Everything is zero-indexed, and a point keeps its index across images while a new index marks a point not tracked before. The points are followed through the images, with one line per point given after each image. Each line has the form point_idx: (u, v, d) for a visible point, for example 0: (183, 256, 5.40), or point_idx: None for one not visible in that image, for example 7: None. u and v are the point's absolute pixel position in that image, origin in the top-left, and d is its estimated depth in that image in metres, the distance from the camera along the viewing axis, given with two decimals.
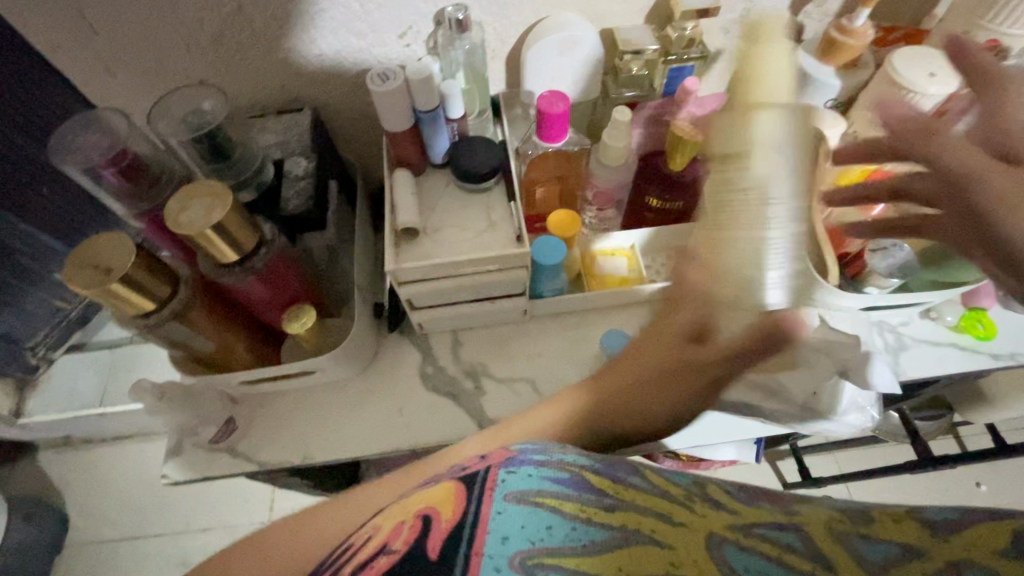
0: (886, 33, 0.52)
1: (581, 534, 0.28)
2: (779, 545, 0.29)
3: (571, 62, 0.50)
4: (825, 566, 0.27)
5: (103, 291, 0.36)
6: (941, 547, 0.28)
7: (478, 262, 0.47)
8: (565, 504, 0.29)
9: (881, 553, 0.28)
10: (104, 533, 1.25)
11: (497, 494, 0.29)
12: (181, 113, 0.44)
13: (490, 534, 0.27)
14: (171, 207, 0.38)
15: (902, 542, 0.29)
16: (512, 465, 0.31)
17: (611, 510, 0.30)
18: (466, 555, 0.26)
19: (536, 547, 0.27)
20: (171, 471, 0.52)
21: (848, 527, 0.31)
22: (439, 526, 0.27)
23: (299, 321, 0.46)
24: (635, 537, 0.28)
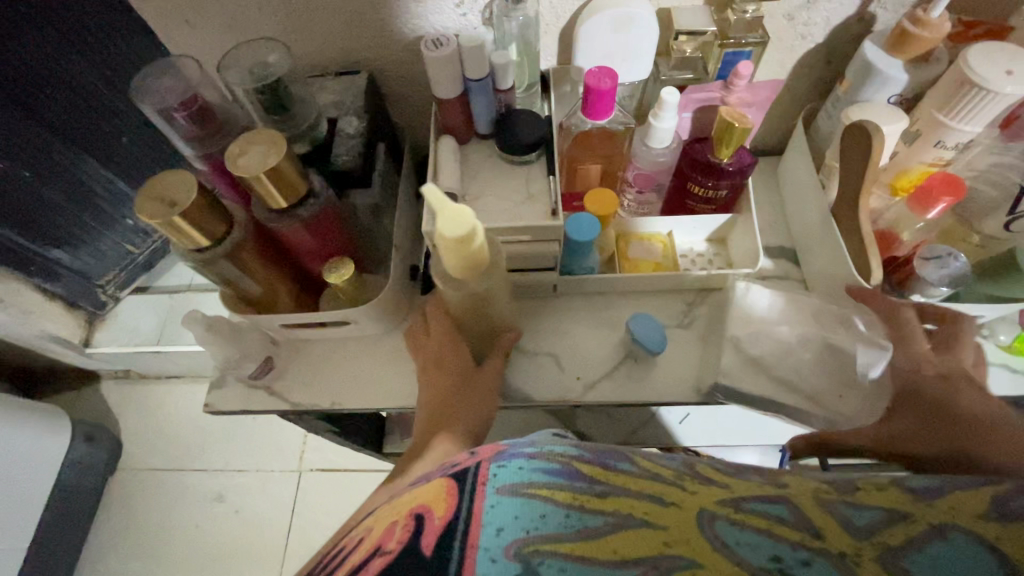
0: (965, 29, 0.49)
1: (575, 520, 0.28)
2: (770, 517, 0.29)
3: (625, 39, 0.49)
4: (813, 535, 0.28)
5: (167, 222, 0.39)
6: (924, 510, 0.30)
7: (511, 231, 0.49)
8: (557, 492, 0.29)
9: (867, 518, 0.29)
10: (152, 462, 1.36)
11: (489, 488, 0.30)
12: (248, 63, 0.47)
13: (483, 526, 0.28)
14: (232, 149, 0.41)
15: (887, 507, 0.30)
16: (502, 459, 0.32)
17: (603, 495, 0.30)
18: (462, 549, 0.27)
19: (531, 535, 0.27)
20: (215, 401, 0.57)
21: (834, 496, 0.31)
22: (432, 522, 0.29)
23: (336, 273, 0.48)
24: (628, 522, 0.28)
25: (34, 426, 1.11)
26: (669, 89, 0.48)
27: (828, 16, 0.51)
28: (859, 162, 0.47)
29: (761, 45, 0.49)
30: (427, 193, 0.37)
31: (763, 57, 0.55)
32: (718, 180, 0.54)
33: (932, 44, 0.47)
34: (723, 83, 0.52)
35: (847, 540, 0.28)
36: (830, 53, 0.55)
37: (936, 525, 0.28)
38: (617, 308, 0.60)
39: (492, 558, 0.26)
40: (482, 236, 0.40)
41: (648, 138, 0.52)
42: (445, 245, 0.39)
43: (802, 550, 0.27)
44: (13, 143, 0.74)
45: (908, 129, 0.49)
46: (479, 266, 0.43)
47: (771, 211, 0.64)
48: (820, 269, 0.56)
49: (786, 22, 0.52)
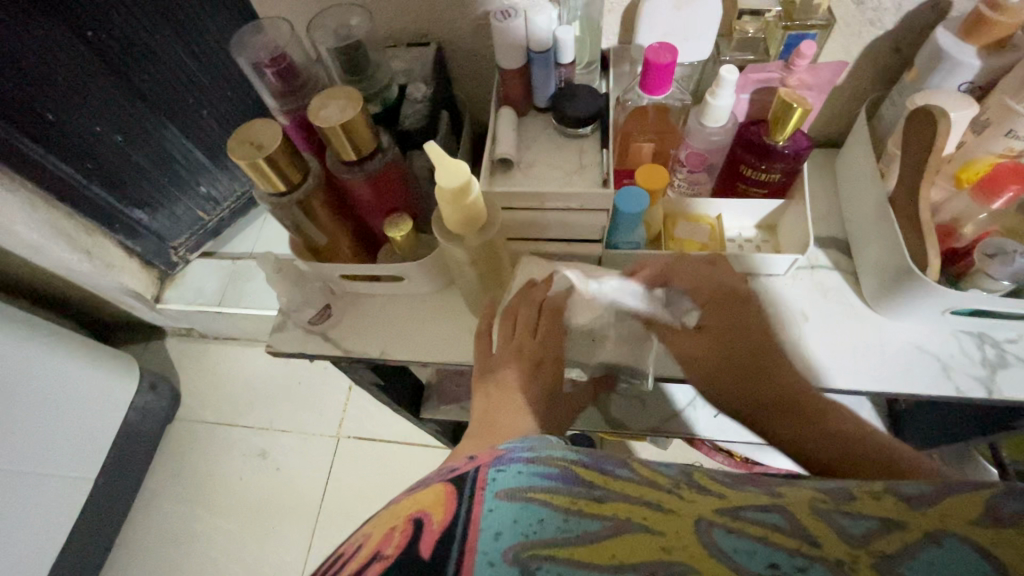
0: None
1: (574, 525, 0.28)
2: (765, 525, 0.29)
3: (686, 19, 0.50)
4: (811, 542, 0.27)
5: (253, 163, 0.44)
6: (919, 518, 0.28)
7: (564, 197, 0.50)
8: (557, 496, 0.30)
9: (862, 527, 0.28)
10: (206, 415, 1.46)
11: (488, 493, 0.30)
12: (332, 26, 0.50)
13: (481, 531, 0.28)
14: (314, 102, 0.45)
15: (881, 517, 0.29)
16: (501, 465, 0.33)
17: (602, 500, 0.30)
18: (459, 552, 0.27)
19: (529, 540, 0.27)
20: (276, 343, 0.62)
21: (830, 506, 0.31)
22: (430, 527, 0.29)
23: (397, 227, 0.52)
24: (627, 527, 0.28)
25: (107, 370, 1.22)
26: (728, 68, 0.48)
27: (901, 1, 0.50)
28: (921, 147, 0.47)
29: (826, 27, 0.49)
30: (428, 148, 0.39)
31: (828, 41, 0.55)
32: (771, 162, 0.54)
33: (1010, 31, 0.45)
34: (783, 63, 0.51)
35: (841, 547, 0.27)
36: (899, 40, 0.54)
37: (930, 532, 0.27)
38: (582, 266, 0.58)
39: (491, 562, 0.27)
40: (479, 190, 0.43)
41: (703, 116, 0.52)
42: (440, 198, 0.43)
43: (799, 556, 0.26)
44: (108, 107, 0.83)
45: (977, 119, 0.48)
46: (479, 220, 0.46)
47: (825, 203, 0.64)
48: (873, 260, 0.55)
49: (854, 8, 0.51)
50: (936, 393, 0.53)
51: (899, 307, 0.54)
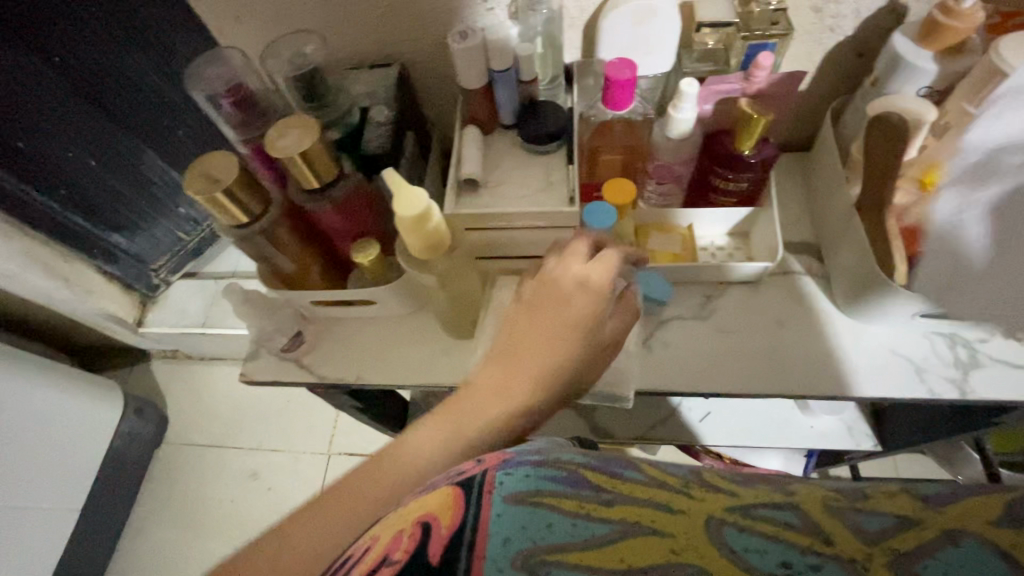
0: (1003, 20, 0.47)
1: (582, 529, 0.27)
2: (779, 523, 0.27)
3: (647, 34, 0.50)
4: (824, 540, 0.26)
5: (209, 198, 0.44)
6: (935, 515, 0.26)
7: (531, 216, 0.50)
8: (564, 501, 0.29)
9: (877, 524, 0.26)
10: (194, 438, 1.44)
11: (496, 496, 0.29)
12: (287, 54, 0.50)
13: (491, 536, 0.27)
14: (270, 132, 0.45)
15: (896, 514, 0.27)
16: (509, 467, 0.31)
17: (610, 502, 0.29)
18: (468, 556, 0.26)
19: (538, 545, 0.26)
20: (250, 371, 0.61)
21: (845, 503, 0.28)
22: (437, 531, 0.27)
23: (364, 252, 0.51)
24: (635, 530, 0.27)
25: (91, 397, 1.20)
26: (688, 81, 0.48)
27: (858, 7, 0.51)
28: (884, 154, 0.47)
29: (785, 36, 0.49)
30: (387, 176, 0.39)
31: (789, 48, 0.55)
32: (737, 172, 0.54)
33: (965, 35, 0.45)
34: (744, 74, 0.51)
35: (855, 544, 0.25)
36: (860, 43, 0.54)
37: (947, 530, 0.25)
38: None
39: (500, 570, 0.25)
40: (439, 215, 0.43)
41: (669, 129, 0.52)
42: (400, 227, 0.42)
43: (812, 554, 0.25)
44: (79, 131, 0.82)
45: (937, 122, 0.48)
46: (443, 245, 0.45)
47: (797, 206, 0.64)
48: (843, 265, 0.55)
49: (812, 15, 0.52)
50: (909, 397, 0.53)
51: (878, 313, 0.54)
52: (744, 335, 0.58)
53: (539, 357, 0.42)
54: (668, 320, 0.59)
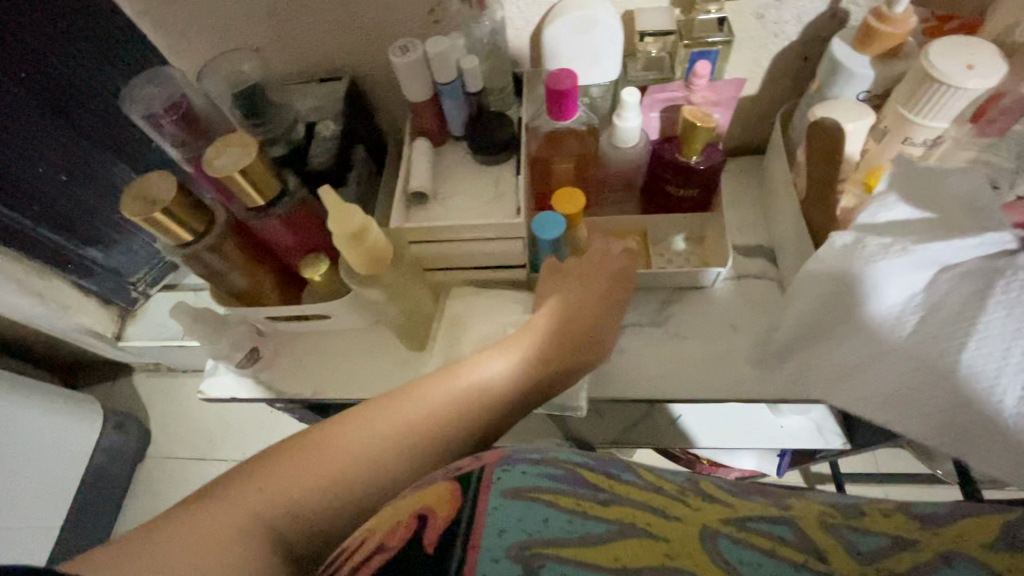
0: (940, 23, 0.48)
1: (578, 525, 0.32)
2: (770, 537, 0.33)
3: (588, 44, 0.50)
4: (813, 556, 0.32)
5: (148, 219, 0.43)
6: (931, 539, 0.34)
7: (479, 229, 0.50)
8: (561, 498, 0.34)
9: (873, 544, 0.34)
10: (178, 451, 1.43)
11: (493, 491, 0.34)
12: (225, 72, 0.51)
13: (487, 526, 0.31)
14: (209, 151, 0.45)
15: (891, 534, 0.35)
16: (507, 464, 0.36)
17: (608, 502, 0.35)
18: (463, 545, 0.31)
19: (532, 537, 0.31)
20: (209, 388, 0.61)
21: (839, 520, 0.36)
22: (434, 522, 0.32)
23: (314, 267, 0.52)
24: (631, 531, 0.32)
25: (66, 416, 1.19)
26: (630, 90, 0.49)
27: (798, 13, 0.51)
28: (823, 159, 0.48)
29: (728, 43, 0.49)
30: (321, 194, 0.39)
31: (736, 53, 0.56)
32: (687, 179, 0.55)
33: (900, 39, 0.46)
34: (686, 82, 0.51)
35: (841, 559, 0.32)
36: (805, 48, 0.55)
37: (944, 555, 0.32)
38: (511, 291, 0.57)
39: (494, 557, 0.30)
40: (378, 231, 0.43)
41: (615, 138, 0.53)
42: (342, 245, 0.42)
43: (803, 566, 0.31)
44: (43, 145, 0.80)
45: (877, 125, 0.48)
46: (386, 260, 0.45)
47: (752, 210, 0.64)
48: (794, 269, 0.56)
49: (755, 20, 0.52)
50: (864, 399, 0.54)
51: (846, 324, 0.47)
52: (702, 340, 0.58)
53: (546, 353, 0.49)
54: (626, 327, 0.59)
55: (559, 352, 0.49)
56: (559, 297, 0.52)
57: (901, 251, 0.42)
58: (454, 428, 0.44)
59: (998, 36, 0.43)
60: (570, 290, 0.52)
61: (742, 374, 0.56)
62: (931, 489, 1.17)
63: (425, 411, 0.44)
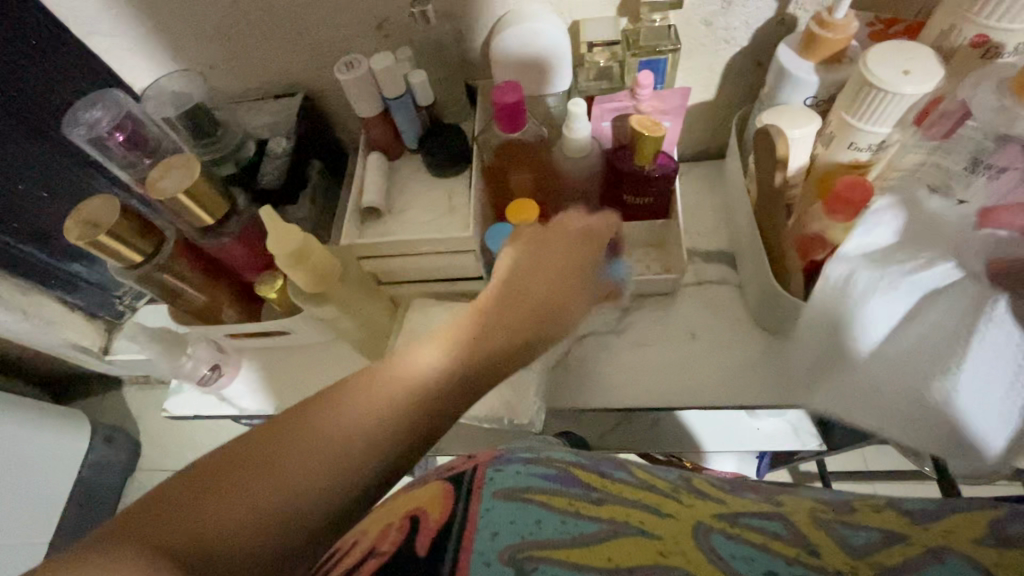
0: (885, 27, 0.47)
1: (570, 525, 0.29)
2: (765, 533, 0.30)
3: (535, 56, 0.50)
4: (810, 550, 0.28)
5: (91, 242, 0.43)
6: (921, 534, 0.29)
7: (429, 243, 0.50)
8: (554, 499, 0.31)
9: (864, 538, 0.30)
10: (167, 463, 1.42)
11: (485, 492, 0.32)
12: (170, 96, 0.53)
13: (478, 529, 0.29)
14: (152, 172, 0.45)
15: (882, 529, 0.31)
16: (500, 465, 0.34)
17: (600, 502, 0.32)
18: (454, 549, 0.28)
19: (525, 539, 0.28)
20: (173, 406, 0.61)
21: (830, 516, 0.33)
22: (427, 524, 0.30)
23: (269, 284, 0.51)
24: (623, 529, 0.29)
25: (54, 428, 1.18)
26: (575, 101, 0.49)
27: (747, 19, 0.51)
28: (769, 167, 0.48)
29: (676, 52, 0.49)
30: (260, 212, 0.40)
31: (689, 60, 0.56)
32: (643, 187, 0.54)
33: (842, 45, 0.46)
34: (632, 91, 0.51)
35: (842, 558, 0.28)
36: (758, 54, 0.55)
37: (932, 549, 0.27)
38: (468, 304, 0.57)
39: (487, 561, 0.27)
40: (320, 247, 0.44)
41: (565, 148, 0.52)
42: (284, 264, 0.43)
43: (796, 562, 0.27)
44: None
45: (824, 131, 0.48)
46: (330, 276, 0.46)
47: (715, 215, 0.64)
48: (752, 275, 0.55)
49: (704, 28, 0.52)
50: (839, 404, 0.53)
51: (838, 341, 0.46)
52: (663, 348, 0.58)
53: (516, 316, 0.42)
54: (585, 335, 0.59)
55: (530, 315, 0.43)
56: (522, 267, 0.45)
57: (891, 283, 0.41)
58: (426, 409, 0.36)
59: (935, 42, 0.43)
60: (545, 258, 0.46)
61: (703, 380, 0.56)
62: (917, 486, 1.16)
63: (381, 402, 0.34)
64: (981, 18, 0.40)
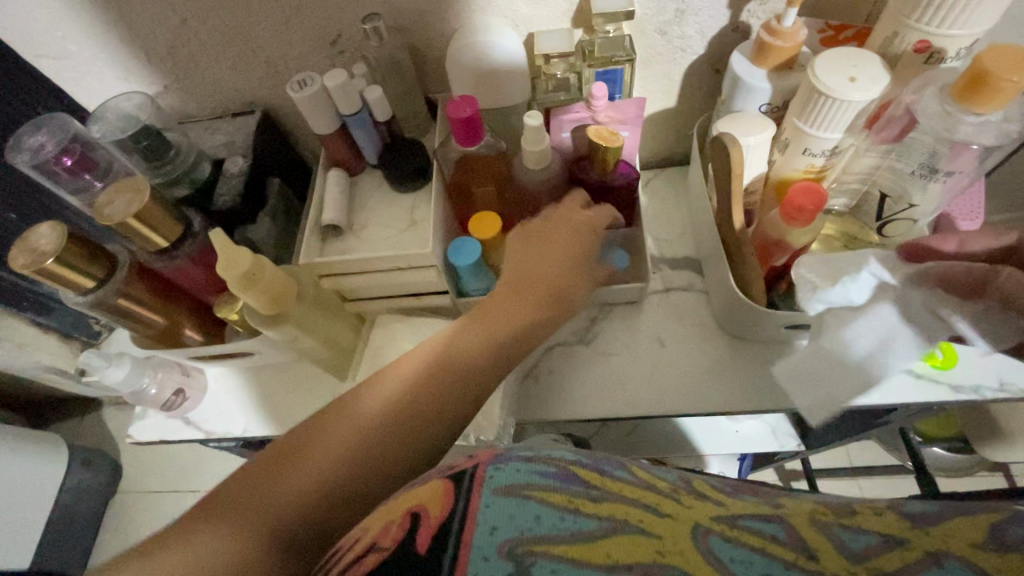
0: (834, 33, 0.48)
1: (569, 523, 0.26)
2: (764, 536, 0.27)
3: (491, 69, 0.50)
4: (810, 557, 0.25)
5: (41, 271, 0.42)
6: (921, 536, 0.26)
7: (390, 259, 0.50)
8: (556, 494, 0.27)
9: (862, 541, 0.26)
10: (147, 484, 1.38)
11: (485, 487, 0.28)
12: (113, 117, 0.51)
13: (477, 525, 0.26)
14: (101, 199, 0.44)
15: (882, 531, 0.27)
16: (500, 461, 0.29)
17: (600, 499, 0.28)
18: (454, 546, 0.25)
19: (525, 536, 0.25)
20: (138, 432, 0.60)
21: (830, 519, 0.28)
22: (426, 521, 0.27)
23: (230, 306, 0.51)
24: (623, 528, 0.26)
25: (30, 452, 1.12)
26: (531, 114, 0.49)
27: (701, 28, 0.51)
28: (726, 175, 0.48)
29: (631, 61, 0.49)
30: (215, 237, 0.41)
31: (647, 70, 0.56)
32: (604, 197, 0.54)
33: (792, 53, 0.46)
34: (588, 102, 0.51)
35: (840, 562, 0.25)
36: (714, 61, 0.55)
37: (932, 553, 0.24)
38: (434, 320, 0.57)
39: (485, 557, 0.25)
40: (274, 268, 0.44)
41: (524, 160, 0.52)
42: (235, 287, 0.42)
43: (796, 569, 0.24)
44: None
45: (779, 138, 0.48)
46: (287, 296, 0.46)
47: (681, 221, 0.64)
48: (715, 281, 0.55)
49: (660, 37, 0.52)
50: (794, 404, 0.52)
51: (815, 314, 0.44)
52: (633, 355, 0.58)
53: (518, 314, 0.47)
54: (554, 346, 0.59)
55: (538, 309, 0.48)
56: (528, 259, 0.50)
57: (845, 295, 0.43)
58: (448, 400, 0.42)
59: (880, 47, 0.43)
60: (534, 255, 0.49)
61: (673, 386, 0.56)
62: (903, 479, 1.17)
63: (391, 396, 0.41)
64: (923, 25, 0.40)
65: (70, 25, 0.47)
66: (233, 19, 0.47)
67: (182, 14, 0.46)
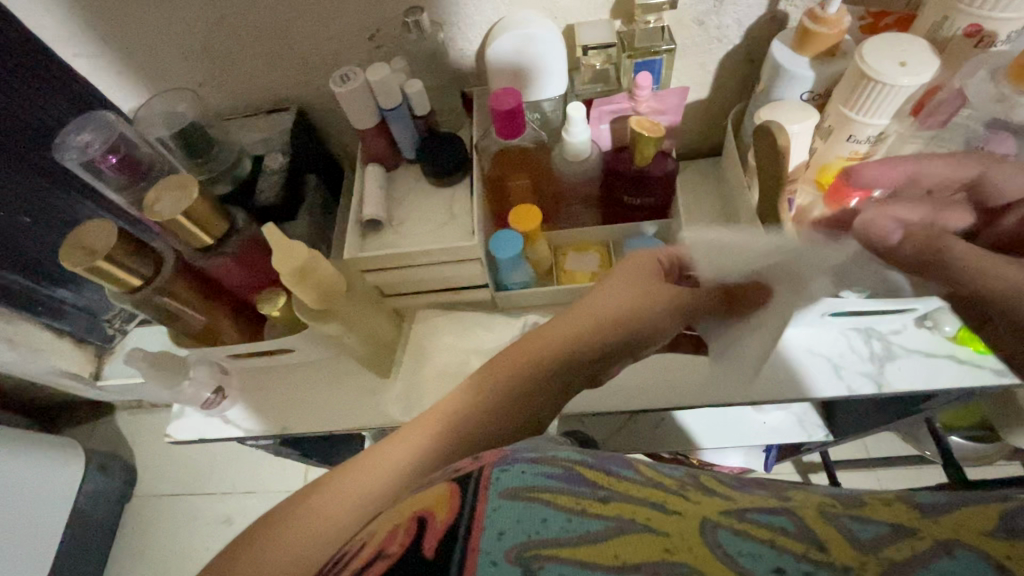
0: (875, 21, 0.48)
1: (577, 524, 0.22)
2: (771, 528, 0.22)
3: (531, 62, 0.50)
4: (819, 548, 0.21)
5: (91, 269, 0.42)
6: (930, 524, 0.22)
7: (433, 253, 0.50)
8: (562, 496, 0.24)
9: (871, 532, 0.22)
10: (163, 488, 1.37)
11: (490, 490, 0.24)
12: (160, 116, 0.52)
13: (484, 528, 0.22)
14: (150, 194, 0.44)
15: (892, 522, 0.23)
16: (505, 463, 0.26)
17: (607, 500, 0.24)
18: (460, 552, 0.21)
19: (533, 539, 0.22)
20: (176, 430, 0.60)
21: (839, 509, 0.24)
22: (432, 525, 0.23)
23: (271, 303, 0.50)
24: (630, 527, 0.22)
25: (48, 455, 1.12)
26: (574, 106, 0.49)
27: (739, 17, 0.51)
28: (770, 163, 0.48)
29: (671, 51, 0.49)
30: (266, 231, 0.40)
31: (683, 60, 0.56)
32: (642, 188, 0.54)
33: (835, 41, 0.46)
34: (629, 93, 0.52)
35: (849, 552, 0.21)
36: (750, 51, 0.55)
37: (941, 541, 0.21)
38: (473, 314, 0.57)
39: (494, 562, 0.21)
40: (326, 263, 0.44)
41: (565, 152, 0.52)
42: (289, 281, 0.42)
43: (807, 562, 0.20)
44: None
45: (822, 126, 0.48)
46: (336, 290, 0.46)
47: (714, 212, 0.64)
48: None
49: (697, 27, 0.52)
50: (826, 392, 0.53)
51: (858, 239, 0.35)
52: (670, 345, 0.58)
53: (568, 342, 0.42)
54: None
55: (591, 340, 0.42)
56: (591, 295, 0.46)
57: None
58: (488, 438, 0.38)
59: (928, 32, 0.43)
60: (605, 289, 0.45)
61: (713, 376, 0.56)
62: (923, 469, 1.17)
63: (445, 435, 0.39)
64: (974, 8, 0.40)
65: (112, 24, 0.46)
66: (273, 15, 0.47)
67: (223, 10, 0.46)
